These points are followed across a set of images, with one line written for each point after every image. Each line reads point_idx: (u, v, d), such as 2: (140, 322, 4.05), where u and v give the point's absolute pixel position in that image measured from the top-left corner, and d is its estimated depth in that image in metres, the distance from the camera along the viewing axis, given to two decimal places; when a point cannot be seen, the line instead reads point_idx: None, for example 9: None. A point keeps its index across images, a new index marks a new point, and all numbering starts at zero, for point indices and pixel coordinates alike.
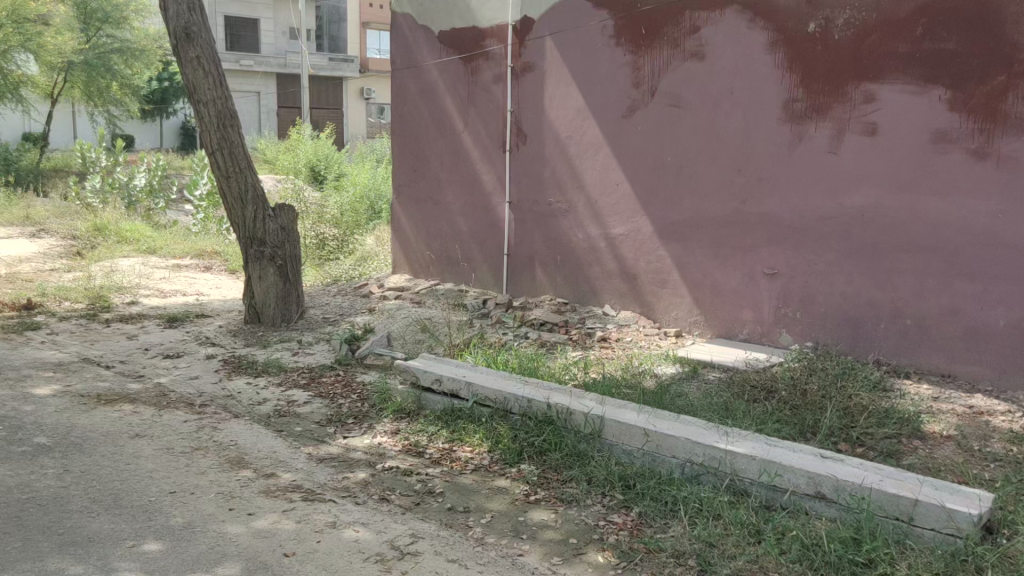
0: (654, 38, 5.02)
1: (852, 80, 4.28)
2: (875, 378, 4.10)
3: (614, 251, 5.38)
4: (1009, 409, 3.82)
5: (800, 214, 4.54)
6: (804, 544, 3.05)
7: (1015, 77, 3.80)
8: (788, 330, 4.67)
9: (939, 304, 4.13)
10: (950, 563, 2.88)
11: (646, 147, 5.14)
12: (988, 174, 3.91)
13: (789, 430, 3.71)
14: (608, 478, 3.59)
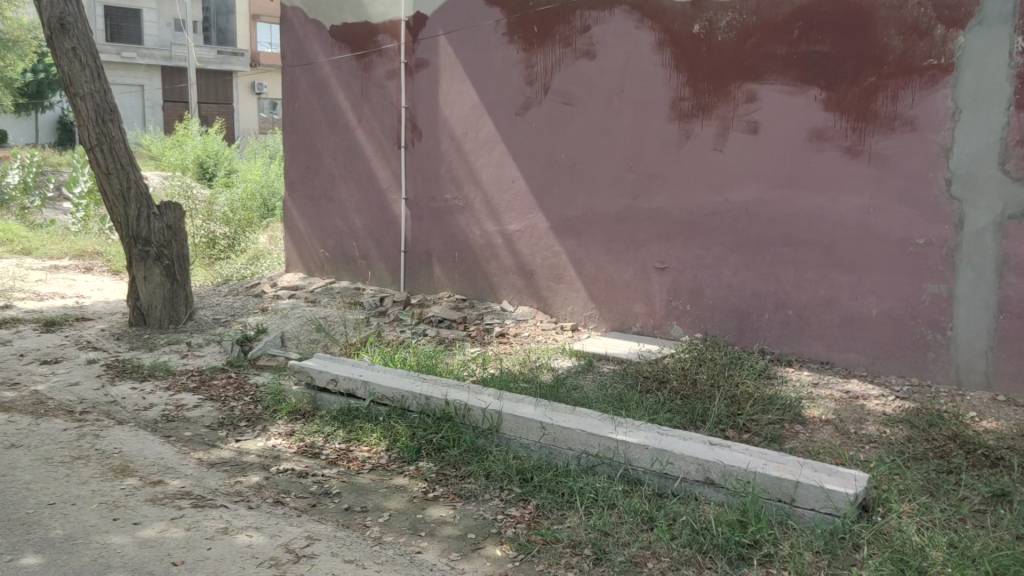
0: (546, 37, 5.08)
1: (735, 80, 4.45)
2: (760, 367, 4.28)
3: (510, 247, 5.42)
4: (882, 393, 4.05)
5: (688, 210, 4.69)
6: (694, 528, 3.17)
7: (884, 78, 4.03)
8: (678, 322, 4.82)
9: (818, 294, 4.35)
10: (829, 541, 3.07)
11: (541, 144, 5.20)
12: (861, 171, 4.14)
13: (680, 420, 3.84)
14: (506, 472, 3.62)
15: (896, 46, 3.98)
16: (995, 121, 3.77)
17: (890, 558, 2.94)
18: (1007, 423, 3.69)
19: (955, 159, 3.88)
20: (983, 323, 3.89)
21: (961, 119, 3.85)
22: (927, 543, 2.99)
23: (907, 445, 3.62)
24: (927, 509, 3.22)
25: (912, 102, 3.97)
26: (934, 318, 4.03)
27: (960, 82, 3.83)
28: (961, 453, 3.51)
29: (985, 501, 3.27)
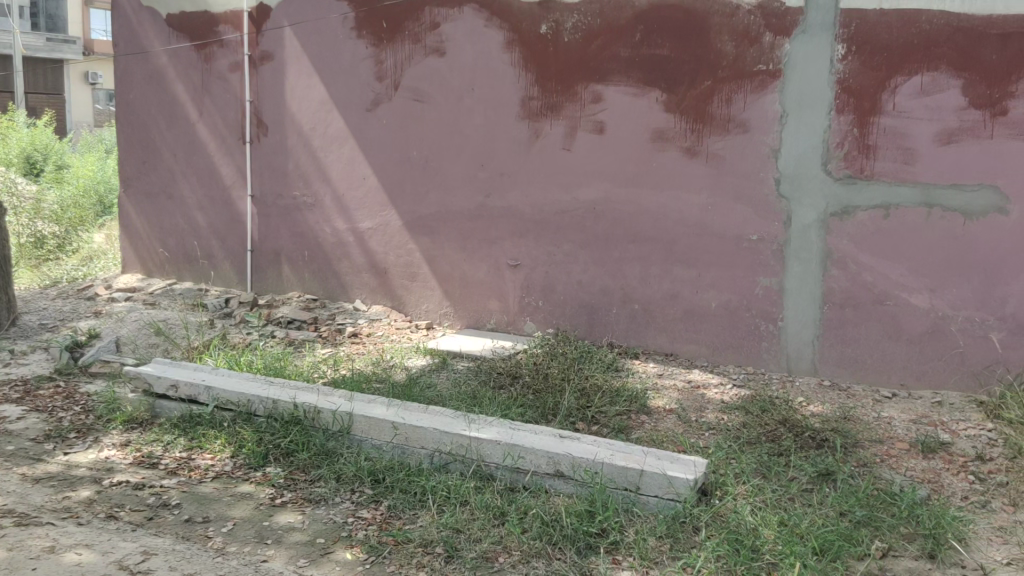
0: (395, 32, 5.04)
1: (581, 81, 4.55)
2: (609, 360, 4.41)
3: (362, 245, 5.34)
4: (721, 382, 4.28)
5: (539, 207, 4.76)
6: (544, 520, 3.22)
7: (719, 81, 4.25)
8: (531, 318, 4.89)
9: (661, 289, 4.53)
10: (671, 526, 3.22)
11: (392, 140, 5.15)
12: (700, 170, 4.35)
13: (532, 414, 3.90)
14: (357, 474, 3.57)
15: (730, 52, 4.21)
16: (818, 124, 4.07)
17: (727, 539, 3.11)
18: (831, 406, 4.00)
19: (783, 160, 4.17)
20: (810, 313, 4.23)
21: (788, 122, 4.13)
22: (760, 523, 3.17)
23: (742, 430, 3.83)
24: (760, 490, 3.42)
25: (745, 105, 4.21)
26: (767, 310, 4.32)
27: (787, 86, 4.11)
28: (791, 436, 3.74)
29: (812, 480, 3.50)
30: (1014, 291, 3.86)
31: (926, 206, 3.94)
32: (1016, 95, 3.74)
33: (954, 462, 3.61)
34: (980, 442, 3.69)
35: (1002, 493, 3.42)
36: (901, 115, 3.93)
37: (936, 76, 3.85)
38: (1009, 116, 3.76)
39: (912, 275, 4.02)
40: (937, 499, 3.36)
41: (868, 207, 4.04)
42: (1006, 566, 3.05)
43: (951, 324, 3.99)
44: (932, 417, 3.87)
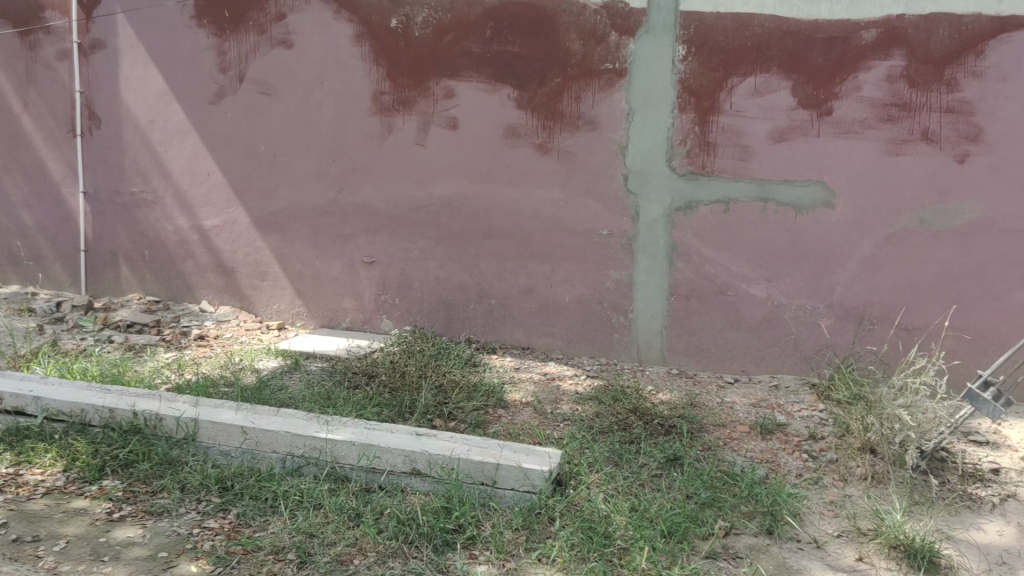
0: (239, 22, 4.84)
1: (433, 76, 4.53)
2: (466, 355, 4.43)
3: (208, 244, 5.13)
4: (575, 373, 4.38)
5: (393, 203, 4.71)
6: (399, 519, 3.19)
7: (568, 79, 4.33)
8: (388, 315, 4.85)
9: (516, 284, 4.59)
10: (527, 518, 3.26)
11: (238, 135, 4.95)
12: (551, 166, 4.42)
13: (388, 413, 3.85)
14: (204, 483, 3.41)
15: (578, 50, 4.30)
16: (662, 122, 4.23)
17: (580, 527, 3.18)
18: (678, 393, 4.18)
19: (630, 157, 4.30)
20: (658, 305, 4.41)
21: (634, 120, 4.26)
22: (612, 509, 3.26)
23: (595, 420, 3.92)
24: (612, 478, 3.51)
25: (593, 103, 4.31)
26: (618, 302, 4.46)
27: (633, 85, 4.24)
28: (641, 423, 3.87)
29: (661, 465, 3.63)
30: (840, 280, 4.14)
31: (761, 201, 4.18)
32: (839, 97, 4.00)
33: (790, 441, 3.84)
34: (812, 422, 3.95)
35: (832, 469, 3.67)
36: (738, 114, 4.14)
37: (768, 78, 4.07)
38: (834, 116, 4.02)
39: (750, 267, 4.25)
40: (774, 478, 3.56)
41: (709, 202, 4.24)
42: (836, 537, 3.28)
43: (785, 312, 4.25)
44: (770, 400, 4.12)
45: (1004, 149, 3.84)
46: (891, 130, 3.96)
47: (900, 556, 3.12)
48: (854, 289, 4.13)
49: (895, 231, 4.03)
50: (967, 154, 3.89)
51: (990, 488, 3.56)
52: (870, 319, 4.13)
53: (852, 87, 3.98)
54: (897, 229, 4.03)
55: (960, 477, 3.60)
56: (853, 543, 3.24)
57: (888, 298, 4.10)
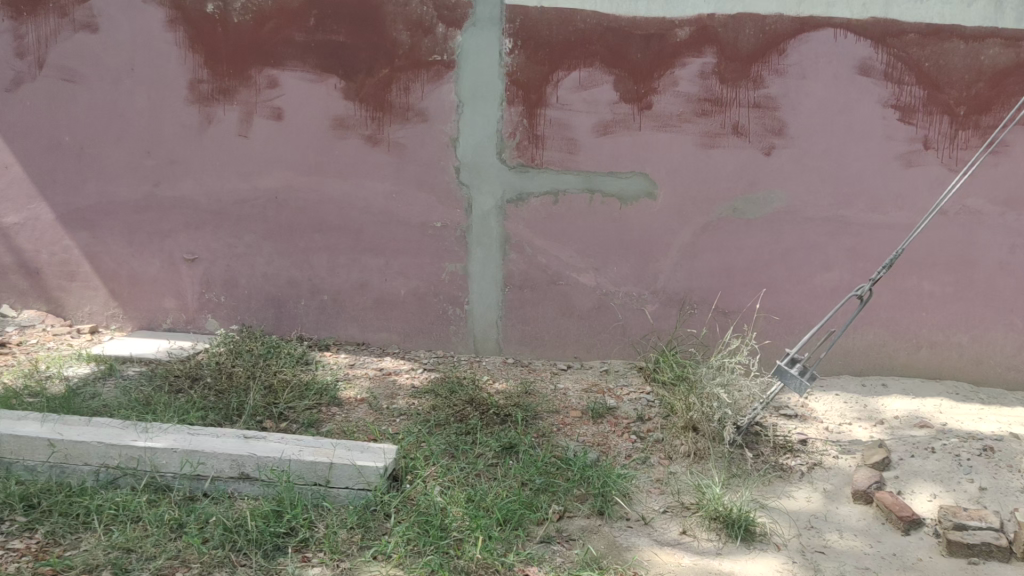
0: (35, 3, 4.46)
1: (255, 65, 4.36)
2: (298, 354, 4.31)
3: (8, 243, 4.72)
4: (412, 367, 4.36)
5: (216, 198, 4.51)
6: (225, 527, 3.06)
7: (396, 70, 4.29)
8: (213, 315, 4.65)
9: (349, 278, 4.51)
10: (362, 516, 3.21)
11: (39, 124, 4.57)
12: (381, 158, 4.38)
13: (214, 417, 3.68)
14: (6, 502, 3.13)
15: (405, 41, 4.26)
16: (491, 115, 4.27)
17: (416, 521, 3.16)
18: (513, 382, 4.24)
19: (461, 149, 4.32)
20: (493, 296, 4.46)
21: (464, 112, 4.28)
22: (448, 501, 3.27)
23: (432, 413, 3.91)
24: (448, 470, 3.52)
25: (422, 94, 4.29)
26: (453, 295, 4.48)
27: (461, 77, 4.25)
28: (477, 414, 3.89)
29: (496, 454, 3.67)
30: (663, 267, 4.33)
31: (589, 192, 4.30)
32: (658, 91, 4.17)
33: (619, 424, 3.99)
34: (640, 404, 4.12)
35: (658, 448, 3.84)
36: (564, 108, 4.24)
37: (592, 72, 4.19)
38: (654, 110, 4.19)
39: (580, 256, 4.37)
40: (605, 460, 3.69)
41: (539, 194, 4.33)
42: (662, 513, 3.44)
43: (613, 300, 4.40)
44: (601, 385, 4.26)
45: (805, 142, 4.13)
46: (706, 123, 4.17)
47: (719, 527, 3.31)
48: (676, 276, 4.33)
49: (711, 220, 4.26)
50: (774, 146, 4.15)
51: (799, 457, 3.81)
52: (690, 304, 4.34)
53: (669, 82, 4.16)
54: (713, 218, 4.25)
55: (772, 449, 3.84)
56: (678, 517, 3.41)
57: (706, 284, 4.32)
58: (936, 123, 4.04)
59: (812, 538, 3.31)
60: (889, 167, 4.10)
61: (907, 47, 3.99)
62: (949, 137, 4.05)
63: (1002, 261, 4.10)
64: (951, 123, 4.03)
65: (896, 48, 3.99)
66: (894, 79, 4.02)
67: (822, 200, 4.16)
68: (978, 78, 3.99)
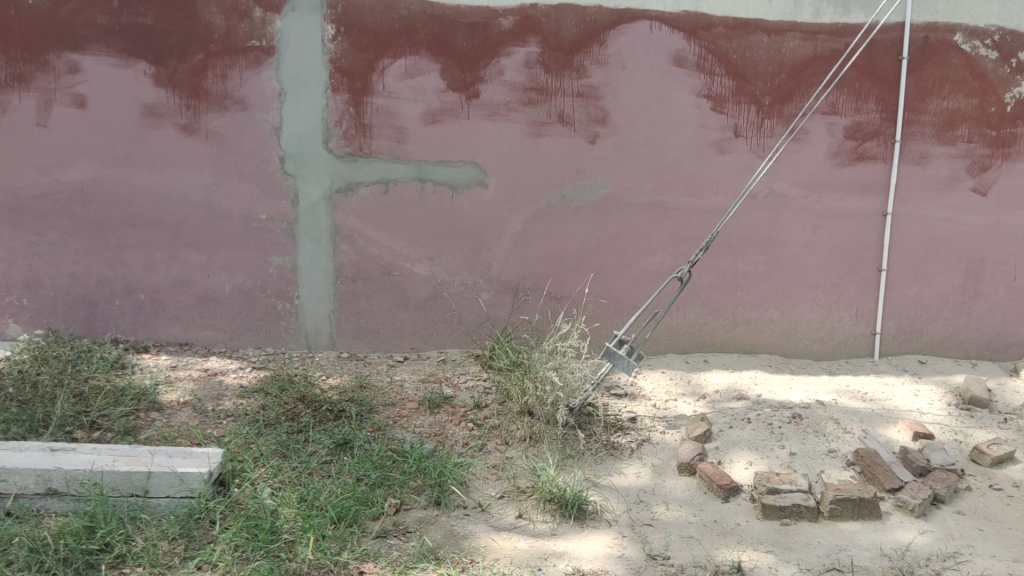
0: None
1: (53, 49, 4.07)
2: (112, 358, 4.06)
3: None
4: (239, 366, 4.21)
5: (14, 192, 4.21)
6: (31, 548, 2.82)
7: (211, 56, 4.12)
8: (15, 319, 4.31)
9: (168, 276, 4.31)
10: (185, 525, 3.04)
11: None
12: (199, 148, 4.20)
13: (17, 430, 3.39)
14: None
15: (219, 25, 4.09)
16: (315, 103, 4.18)
17: (244, 526, 3.03)
18: (347, 376, 4.17)
19: (285, 138, 4.20)
20: (324, 290, 4.36)
21: (286, 100, 4.16)
22: (279, 503, 3.16)
23: (261, 413, 3.78)
24: (279, 470, 3.40)
25: (240, 81, 4.15)
26: (281, 289, 4.35)
27: (283, 64, 4.13)
28: (309, 411, 3.79)
29: (330, 452, 3.59)
30: (495, 255, 4.37)
31: (420, 181, 4.27)
32: (484, 80, 4.19)
33: (456, 413, 4.00)
34: (477, 392, 4.15)
35: (495, 434, 3.88)
36: (390, 96, 4.19)
37: (418, 60, 4.17)
38: (480, 98, 4.21)
39: (413, 247, 4.34)
40: (441, 450, 3.68)
41: (369, 183, 4.27)
42: (498, 499, 3.47)
43: (447, 289, 4.39)
44: (438, 375, 4.26)
45: (627, 130, 4.26)
46: (532, 113, 4.23)
47: (554, 508, 3.38)
48: (508, 264, 4.38)
49: (541, 208, 4.32)
50: (597, 135, 4.26)
51: (629, 435, 3.95)
52: (523, 291, 4.40)
53: (495, 71, 4.19)
54: (543, 205, 4.32)
55: (604, 428, 3.96)
56: (514, 502, 3.45)
57: (538, 270, 4.39)
58: (744, 112, 4.25)
59: (641, 512, 3.44)
60: (704, 154, 4.29)
61: (716, 40, 4.18)
62: (757, 126, 4.26)
63: (807, 241, 4.37)
64: (758, 113, 4.25)
65: (706, 41, 4.18)
66: (705, 70, 4.21)
67: (644, 186, 4.32)
68: (781, 70, 4.21)
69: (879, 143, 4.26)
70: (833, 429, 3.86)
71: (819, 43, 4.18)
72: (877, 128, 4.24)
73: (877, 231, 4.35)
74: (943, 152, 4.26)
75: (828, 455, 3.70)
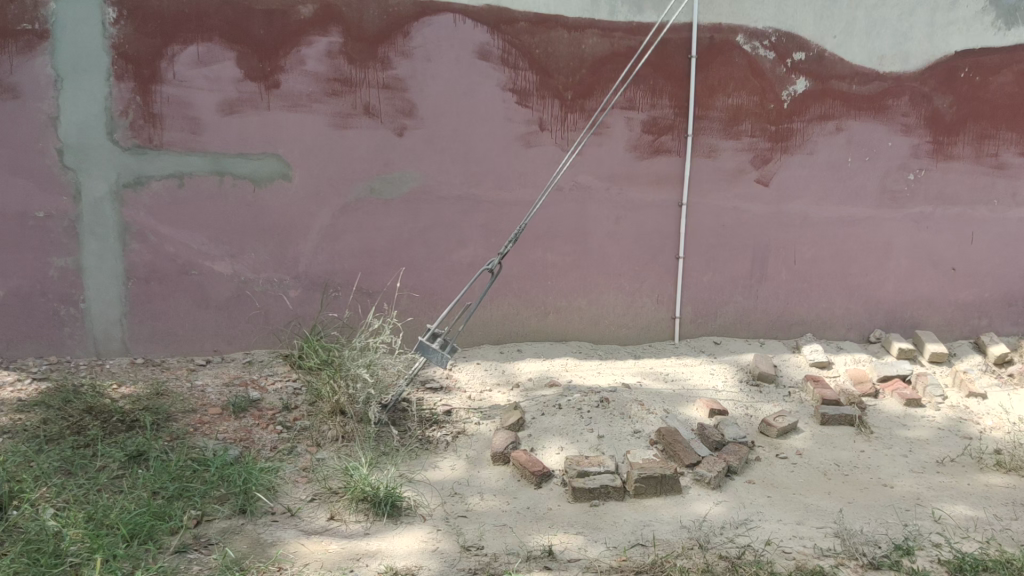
0: None
1: None
2: None
3: None
4: (16, 378, 3.88)
5: None
6: None
7: None
8: None
9: None
10: None
11: None
12: None
13: None
14: None
15: None
16: (97, 91, 3.91)
17: (22, 552, 2.76)
18: (142, 385, 3.92)
19: (64, 128, 3.92)
20: (114, 292, 4.11)
21: (64, 87, 3.88)
22: (64, 524, 2.91)
23: (42, 428, 3.47)
24: (64, 488, 3.13)
25: (10, 68, 3.83)
26: (64, 292, 4.07)
27: (59, 48, 3.84)
28: (97, 424, 3.53)
29: (122, 465, 3.34)
30: (302, 250, 4.23)
31: (218, 175, 4.09)
32: (284, 70, 4.04)
33: (263, 416, 3.85)
34: (285, 393, 4.02)
35: (305, 436, 3.77)
36: (182, 85, 3.98)
37: (211, 47, 3.97)
38: (281, 89, 4.06)
39: (212, 243, 4.15)
40: (246, 455, 3.53)
41: (159, 177, 4.04)
42: (308, 502, 3.36)
43: (251, 287, 4.23)
44: (243, 378, 4.09)
45: (434, 123, 4.24)
46: (336, 104, 4.12)
47: (367, 507, 3.31)
48: (316, 259, 4.26)
49: (349, 201, 4.23)
50: (405, 127, 4.22)
51: (444, 428, 3.95)
52: (333, 287, 4.30)
53: (296, 60, 4.05)
54: (351, 199, 4.23)
55: (418, 423, 3.95)
56: (325, 504, 3.35)
57: (347, 266, 4.29)
58: (549, 106, 4.34)
59: (455, 505, 3.44)
60: (511, 147, 4.34)
61: (519, 35, 4.24)
62: (561, 120, 4.37)
63: (610, 232, 4.54)
64: (562, 107, 4.35)
65: (509, 35, 4.23)
66: (509, 64, 4.26)
67: (453, 179, 4.31)
68: (581, 66, 4.33)
69: (673, 137, 4.48)
70: (637, 411, 4.03)
71: (616, 40, 4.33)
72: (671, 122, 4.46)
73: (674, 221, 4.58)
74: (730, 146, 4.54)
75: (633, 436, 3.86)
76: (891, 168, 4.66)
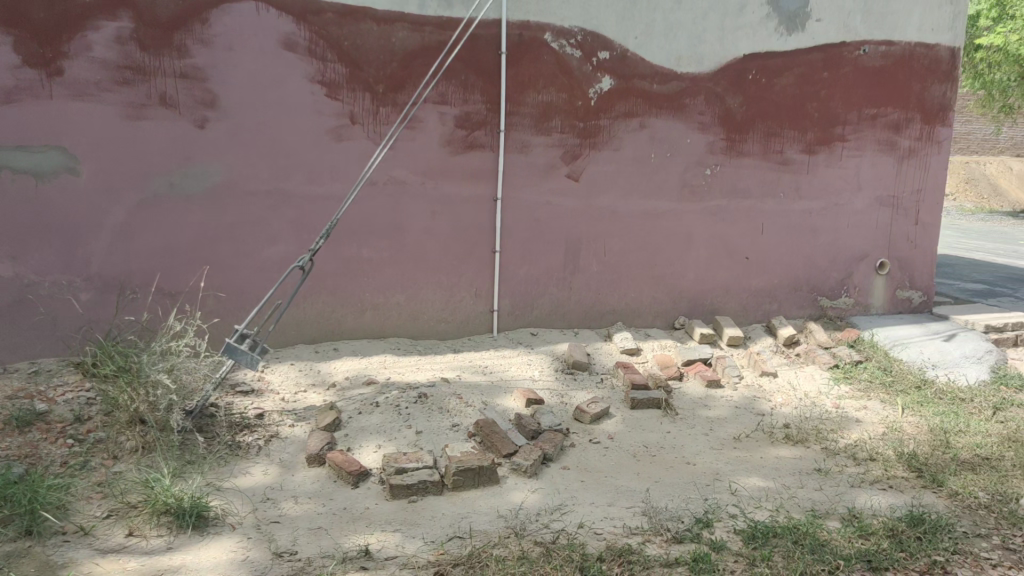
0: None
1: None
2: None
3: None
4: None
5: None
6: None
7: None
8: None
9: None
10: None
11: None
12: None
13: None
14: None
15: None
16: None
17: None
18: None
19: None
20: None
21: None
22: None
23: None
24: None
25: None
26: None
27: None
28: None
29: None
30: (94, 250, 3.95)
31: None
32: (68, 56, 3.74)
33: (51, 430, 3.55)
34: (77, 404, 3.73)
35: (100, 449, 3.51)
36: None
37: None
38: (65, 76, 3.76)
39: None
40: (31, 472, 3.23)
41: None
42: (104, 519, 3.12)
43: (36, 291, 3.90)
44: (28, 389, 3.75)
45: (238, 115, 4.07)
46: (129, 93, 3.87)
47: (170, 520, 3.12)
48: (110, 259, 3.98)
49: (145, 197, 3.98)
50: (206, 119, 4.02)
51: (256, 432, 3.81)
52: (130, 288, 4.04)
53: (81, 46, 3.76)
54: (148, 194, 3.98)
55: (227, 428, 3.78)
56: (123, 520, 3.13)
57: (146, 266, 4.05)
58: (359, 100, 4.27)
59: (267, 511, 3.31)
60: (321, 140, 4.24)
61: (326, 26, 4.14)
62: (372, 113, 4.31)
63: (426, 226, 4.53)
64: (372, 100, 4.29)
65: (315, 26, 4.12)
66: (317, 55, 4.15)
67: (260, 173, 4.16)
68: (392, 59, 4.29)
69: (486, 132, 4.53)
70: (455, 404, 4.05)
71: (426, 34, 4.32)
72: (483, 118, 4.51)
73: (489, 215, 4.63)
74: (541, 142, 4.64)
75: (451, 430, 3.87)
76: (690, 164, 4.93)
